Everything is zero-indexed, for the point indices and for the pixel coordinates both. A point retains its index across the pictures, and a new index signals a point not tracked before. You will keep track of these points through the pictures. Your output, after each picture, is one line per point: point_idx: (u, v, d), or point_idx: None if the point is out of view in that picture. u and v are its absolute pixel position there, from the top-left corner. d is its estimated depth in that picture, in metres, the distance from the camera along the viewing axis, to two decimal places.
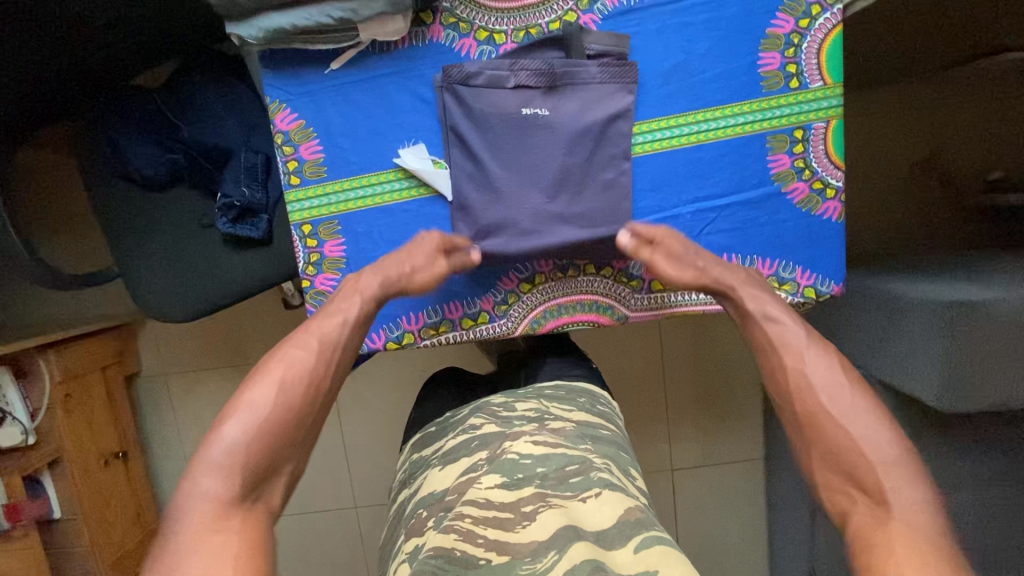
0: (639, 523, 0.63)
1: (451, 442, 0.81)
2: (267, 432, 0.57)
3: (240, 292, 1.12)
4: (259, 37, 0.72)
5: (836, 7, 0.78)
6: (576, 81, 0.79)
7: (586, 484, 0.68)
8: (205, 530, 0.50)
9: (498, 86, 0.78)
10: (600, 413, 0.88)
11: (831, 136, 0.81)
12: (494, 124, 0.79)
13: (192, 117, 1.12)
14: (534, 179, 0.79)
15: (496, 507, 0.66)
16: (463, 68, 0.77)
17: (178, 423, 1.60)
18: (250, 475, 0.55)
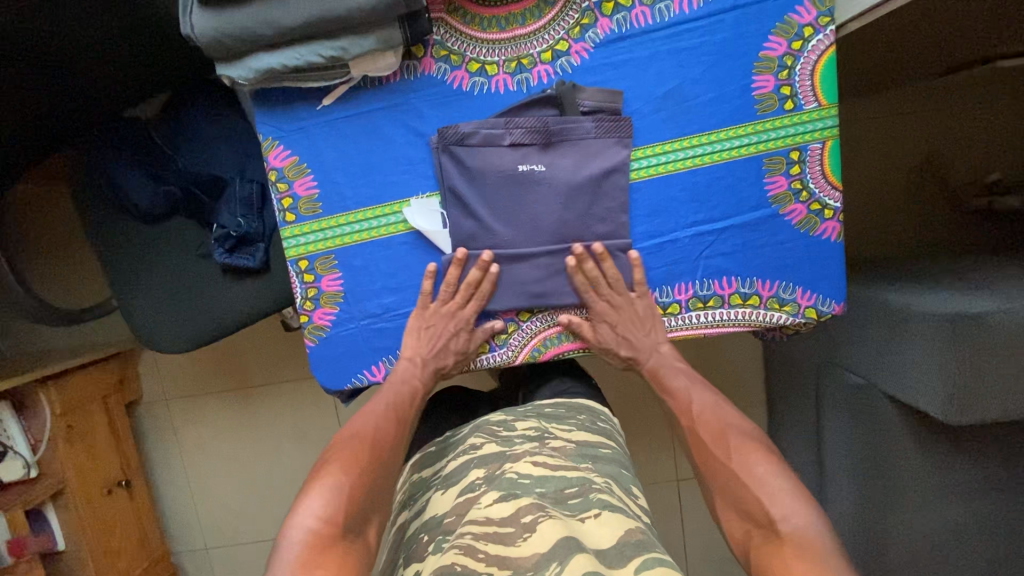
0: (640, 544, 0.61)
1: (450, 465, 0.80)
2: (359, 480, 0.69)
3: (239, 321, 1.12)
4: (251, 77, 0.72)
5: (829, 28, 0.77)
6: (571, 137, 0.80)
7: (585, 505, 0.67)
8: (310, 556, 0.60)
9: (492, 148, 0.79)
10: (601, 430, 0.88)
11: (827, 157, 0.80)
12: (491, 180, 0.80)
13: (188, 149, 1.13)
14: (532, 233, 0.81)
15: (495, 522, 0.64)
16: (459, 130, 0.78)
17: (181, 448, 1.60)
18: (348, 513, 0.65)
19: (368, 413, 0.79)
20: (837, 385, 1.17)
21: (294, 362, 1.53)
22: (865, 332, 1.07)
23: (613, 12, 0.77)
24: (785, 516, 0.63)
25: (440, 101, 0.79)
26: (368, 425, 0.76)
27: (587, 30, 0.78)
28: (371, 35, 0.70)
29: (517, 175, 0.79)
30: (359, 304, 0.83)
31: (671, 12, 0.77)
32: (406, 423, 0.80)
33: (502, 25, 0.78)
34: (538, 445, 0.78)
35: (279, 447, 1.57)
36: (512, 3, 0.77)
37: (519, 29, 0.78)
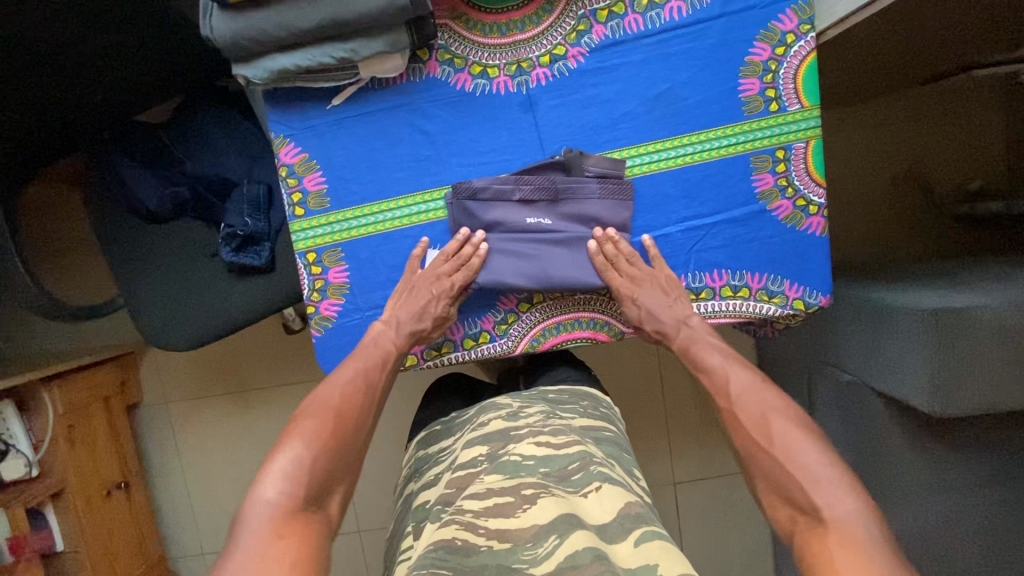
0: (639, 517, 0.63)
1: (458, 442, 0.83)
2: (325, 452, 0.68)
3: (245, 318, 1.15)
4: (265, 77, 0.76)
5: (810, 35, 0.82)
6: (577, 196, 0.84)
7: (586, 479, 0.69)
8: (272, 535, 0.58)
9: (502, 202, 0.84)
10: (603, 415, 0.91)
11: (811, 156, 0.85)
12: (501, 233, 0.85)
13: (196, 153, 1.17)
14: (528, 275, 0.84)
15: (497, 494, 0.67)
16: (472, 185, 0.83)
17: (180, 451, 1.61)
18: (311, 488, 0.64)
19: (336, 386, 0.76)
20: (830, 384, 1.20)
21: (295, 366, 1.55)
22: (853, 330, 1.11)
23: (608, 20, 0.82)
24: (833, 503, 0.59)
25: (445, 102, 0.83)
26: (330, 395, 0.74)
27: (583, 36, 0.82)
28: (380, 38, 0.74)
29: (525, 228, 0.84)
30: (365, 296, 0.87)
31: (662, 19, 0.82)
32: (373, 392, 0.79)
33: (503, 31, 0.82)
34: (543, 425, 0.81)
35: None
36: (513, 10, 0.81)
37: (519, 35, 0.82)
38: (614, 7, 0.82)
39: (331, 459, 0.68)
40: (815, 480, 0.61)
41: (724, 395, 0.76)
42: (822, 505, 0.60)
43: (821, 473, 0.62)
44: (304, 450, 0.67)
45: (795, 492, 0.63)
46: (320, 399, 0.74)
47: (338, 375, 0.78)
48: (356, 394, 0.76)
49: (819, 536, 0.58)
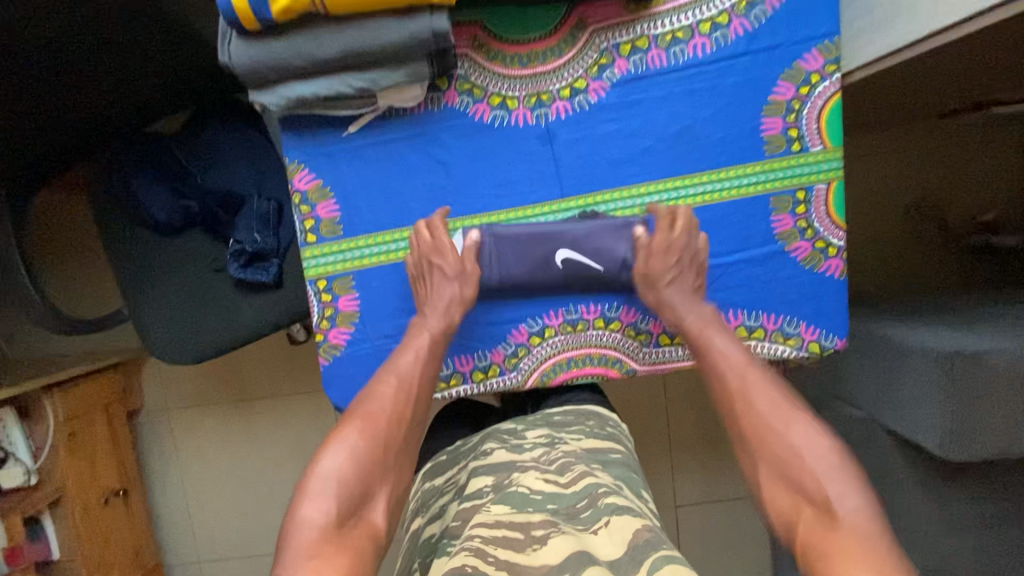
0: (648, 545, 0.61)
1: (464, 474, 0.82)
2: (360, 462, 0.67)
3: (252, 332, 1.15)
4: (282, 104, 0.75)
5: (835, 75, 0.81)
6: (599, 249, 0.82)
7: (594, 515, 0.67)
8: (307, 554, 0.59)
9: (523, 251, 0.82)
10: (611, 435, 0.89)
11: (831, 198, 0.83)
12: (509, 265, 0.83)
13: (206, 165, 1.16)
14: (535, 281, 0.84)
15: (505, 527, 0.65)
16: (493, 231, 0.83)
17: (180, 459, 1.60)
18: (347, 502, 0.64)
19: (380, 387, 0.74)
20: (839, 418, 1.19)
21: (297, 376, 1.54)
22: (864, 365, 1.09)
23: (630, 54, 0.81)
24: (842, 497, 0.62)
25: (463, 133, 0.82)
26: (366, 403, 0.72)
27: (605, 69, 0.81)
28: (400, 69, 0.73)
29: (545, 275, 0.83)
30: (375, 325, 0.86)
31: (685, 55, 0.81)
32: (413, 389, 0.76)
33: (524, 63, 0.81)
34: (548, 457, 0.79)
35: (279, 459, 1.57)
36: (535, 41, 0.80)
37: (540, 67, 0.81)
38: (637, 41, 0.80)
39: (373, 474, 0.68)
40: (827, 473, 0.64)
41: (736, 374, 0.74)
42: (836, 500, 0.62)
43: (836, 466, 0.65)
44: (340, 463, 0.66)
45: (808, 485, 0.65)
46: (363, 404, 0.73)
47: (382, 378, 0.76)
48: (400, 399, 0.74)
49: (830, 534, 0.59)
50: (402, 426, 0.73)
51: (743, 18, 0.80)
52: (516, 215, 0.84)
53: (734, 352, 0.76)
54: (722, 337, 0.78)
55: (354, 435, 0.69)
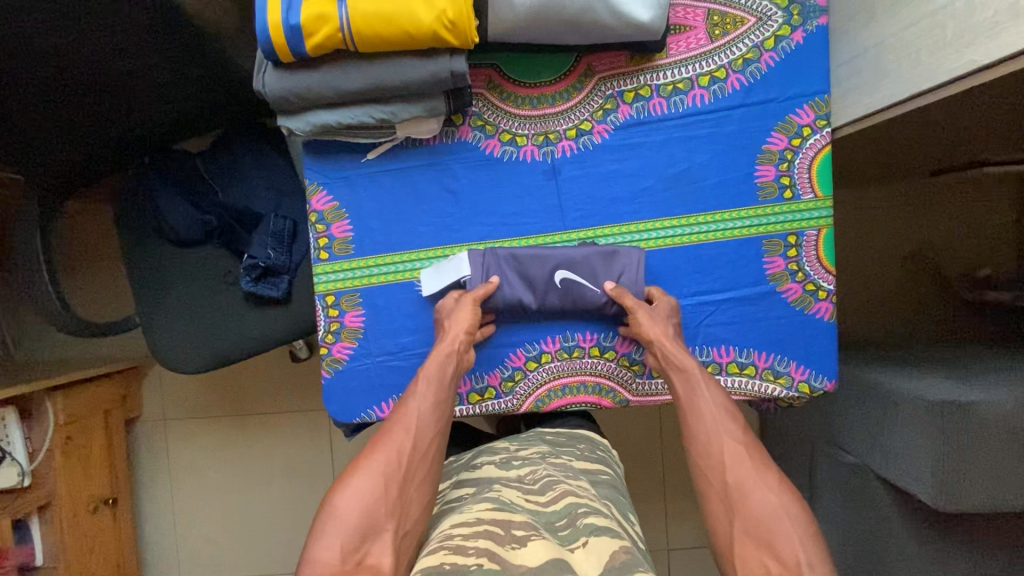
0: (624, 568, 0.60)
1: (453, 484, 0.83)
2: (364, 502, 0.67)
3: (258, 345, 1.18)
4: (307, 129, 0.81)
5: (825, 130, 0.86)
6: (602, 266, 0.86)
7: (573, 535, 0.66)
8: None
9: (523, 269, 0.86)
10: (600, 458, 0.90)
11: (822, 244, 0.87)
12: (515, 285, 0.86)
13: (229, 183, 1.22)
14: (543, 296, 0.86)
15: (487, 523, 0.66)
16: (496, 252, 0.86)
17: (172, 470, 1.60)
18: (353, 538, 0.65)
19: (395, 428, 0.75)
20: (831, 464, 1.19)
21: (296, 393, 1.56)
22: (857, 411, 1.10)
23: (633, 101, 0.86)
24: (813, 563, 0.61)
25: (474, 165, 0.87)
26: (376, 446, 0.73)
27: (609, 114, 0.87)
28: (418, 104, 0.79)
29: (545, 295, 0.86)
30: (378, 342, 0.89)
31: (685, 104, 0.86)
32: (423, 433, 0.76)
33: (534, 104, 0.87)
34: (534, 475, 0.80)
35: (271, 475, 1.58)
36: (545, 85, 0.86)
37: (549, 109, 0.87)
38: (641, 90, 0.86)
39: (381, 511, 0.67)
40: (803, 539, 0.64)
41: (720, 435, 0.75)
42: (806, 565, 0.61)
43: (805, 527, 0.64)
44: (345, 501, 0.67)
45: (779, 545, 0.64)
46: (378, 443, 0.74)
47: (398, 419, 0.76)
48: (413, 441, 0.74)
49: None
50: (416, 465, 0.73)
51: (739, 74, 0.86)
52: (519, 243, 0.88)
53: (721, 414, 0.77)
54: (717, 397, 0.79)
55: (362, 478, 0.70)
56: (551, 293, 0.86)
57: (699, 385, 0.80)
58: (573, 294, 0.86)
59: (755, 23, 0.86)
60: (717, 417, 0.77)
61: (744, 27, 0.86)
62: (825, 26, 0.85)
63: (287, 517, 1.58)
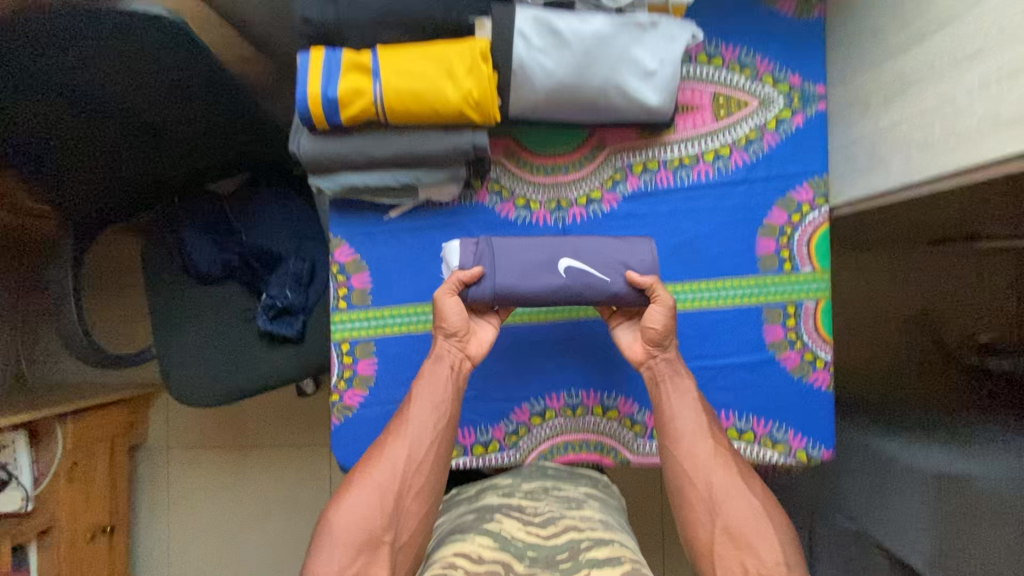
0: None
1: (454, 514, 0.88)
2: (364, 514, 0.76)
3: (269, 383, 1.22)
4: (335, 189, 0.86)
5: (823, 207, 0.91)
6: (604, 254, 0.83)
7: (575, 567, 0.71)
8: None
9: (522, 257, 0.82)
10: (601, 490, 0.93)
11: (819, 315, 0.91)
12: (513, 271, 0.82)
13: (253, 225, 1.27)
14: (541, 283, 0.82)
15: (490, 562, 0.71)
16: (491, 242, 0.83)
17: (171, 499, 1.61)
18: (355, 548, 0.74)
19: (390, 443, 0.80)
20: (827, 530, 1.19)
21: (298, 427, 1.58)
22: (854, 478, 1.11)
23: (642, 173, 0.92)
24: None
25: (489, 226, 0.92)
26: (376, 456, 0.79)
27: (618, 184, 0.92)
28: (441, 171, 0.85)
29: (544, 280, 0.82)
30: (389, 391, 0.92)
31: (690, 178, 0.92)
32: (421, 442, 0.80)
33: (548, 171, 0.92)
34: (535, 506, 0.83)
35: (268, 509, 1.58)
36: (560, 155, 0.92)
37: (562, 177, 0.92)
38: (649, 163, 0.92)
39: (378, 525, 0.76)
40: (778, 542, 0.75)
41: (708, 467, 0.79)
42: (783, 563, 0.74)
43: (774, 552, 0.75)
44: (346, 514, 0.76)
45: (757, 546, 0.75)
46: (373, 457, 0.80)
47: (393, 432, 0.81)
48: (409, 455, 0.79)
49: None
50: (412, 479, 0.79)
51: (742, 152, 0.91)
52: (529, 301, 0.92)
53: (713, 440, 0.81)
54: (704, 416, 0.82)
55: (360, 491, 0.77)
56: (550, 279, 0.82)
57: (688, 403, 0.82)
58: (573, 282, 0.82)
59: (756, 106, 0.91)
60: (705, 438, 0.81)
61: (746, 110, 0.92)
62: (822, 112, 0.91)
63: (281, 553, 1.57)
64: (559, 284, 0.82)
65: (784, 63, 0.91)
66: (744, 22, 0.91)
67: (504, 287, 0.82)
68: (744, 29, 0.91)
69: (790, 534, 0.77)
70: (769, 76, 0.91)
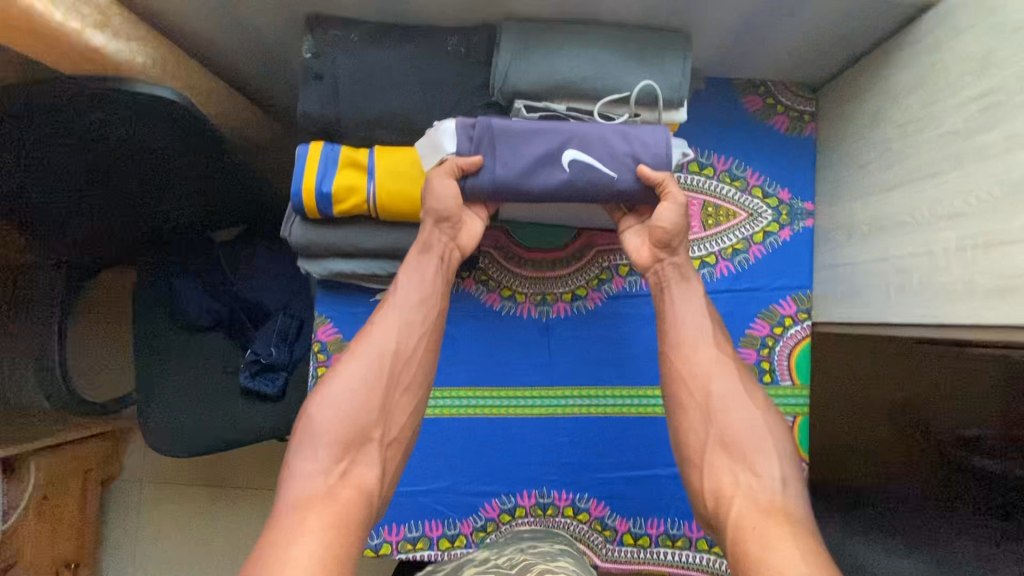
0: None
1: None
2: (349, 407, 0.73)
3: (246, 438, 1.21)
4: (322, 273, 0.87)
5: (805, 322, 0.91)
6: (613, 144, 0.76)
7: None
8: (296, 500, 0.66)
9: (522, 141, 0.76)
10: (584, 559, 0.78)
11: (796, 431, 0.91)
12: (514, 159, 0.76)
13: (244, 276, 1.27)
14: (544, 176, 0.76)
15: None
16: (489, 124, 0.76)
17: (140, 536, 1.58)
18: (341, 445, 0.71)
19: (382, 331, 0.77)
20: None
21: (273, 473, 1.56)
22: None
23: (628, 274, 0.93)
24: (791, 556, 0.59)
25: (474, 315, 0.93)
26: (365, 342, 0.77)
27: (604, 283, 0.93)
28: None
29: (546, 173, 0.76)
30: None
31: None
32: (412, 324, 0.79)
33: (535, 266, 0.93)
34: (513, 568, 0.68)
35: (235, 556, 1.55)
36: (549, 251, 0.93)
37: (549, 272, 0.93)
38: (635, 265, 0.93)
39: (366, 420, 0.74)
40: (779, 457, 0.71)
41: (702, 375, 0.77)
42: (778, 479, 0.69)
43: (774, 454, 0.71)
44: (332, 404, 0.73)
45: (755, 460, 0.71)
46: (361, 348, 0.77)
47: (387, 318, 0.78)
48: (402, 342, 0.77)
49: None
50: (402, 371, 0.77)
51: (728, 261, 0.92)
52: (507, 394, 0.92)
53: (709, 346, 0.78)
54: (697, 320, 0.80)
55: (345, 378, 0.75)
56: (555, 167, 0.76)
57: (686, 309, 0.80)
58: (578, 176, 0.77)
59: (745, 217, 0.93)
60: (702, 338, 0.79)
61: (735, 220, 0.93)
62: (809, 228, 0.93)
63: None
64: (564, 174, 0.76)
65: (773, 177, 0.93)
66: (736, 135, 0.93)
67: (504, 177, 0.77)
68: (735, 142, 0.93)
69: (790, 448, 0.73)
70: (759, 188, 0.93)
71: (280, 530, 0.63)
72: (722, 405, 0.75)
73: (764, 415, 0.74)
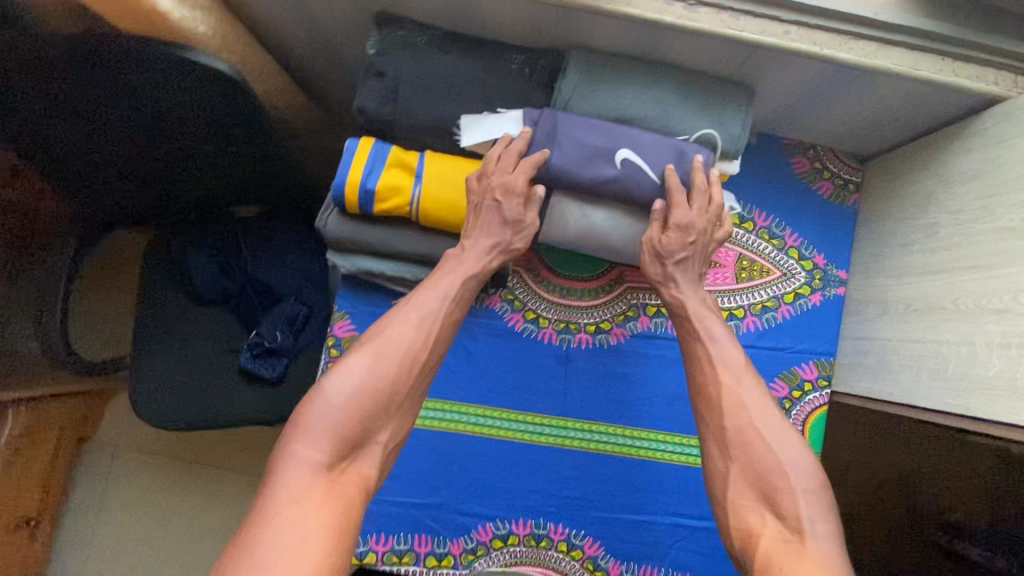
0: None
1: None
2: (361, 403, 0.70)
3: (237, 419, 1.18)
4: (351, 268, 0.85)
5: (824, 389, 0.91)
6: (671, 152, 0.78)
7: None
8: (291, 495, 0.63)
9: (577, 137, 0.77)
10: None
11: None
12: (573, 149, 0.77)
13: (259, 255, 1.23)
14: (600, 169, 0.77)
15: None
16: (556, 114, 0.78)
17: (105, 504, 1.50)
18: (345, 443, 0.68)
19: (397, 325, 0.74)
20: None
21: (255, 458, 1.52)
22: None
23: (654, 315, 0.92)
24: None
25: (495, 333, 0.92)
26: (392, 338, 0.73)
27: (629, 320, 0.92)
28: None
29: (602, 166, 0.77)
30: None
31: None
32: (437, 325, 0.76)
33: (563, 293, 0.92)
34: None
35: (201, 538, 1.50)
36: (579, 279, 0.92)
37: (577, 301, 0.92)
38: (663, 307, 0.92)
39: (370, 417, 0.70)
40: (810, 496, 0.67)
41: (737, 405, 0.73)
42: (806, 521, 0.65)
43: (809, 492, 0.67)
44: (343, 394, 0.69)
45: (780, 500, 0.67)
46: (378, 339, 0.74)
47: (401, 314, 0.75)
48: (418, 338, 0.75)
49: None
50: (411, 368, 0.74)
51: (756, 317, 0.91)
52: (516, 417, 0.90)
53: (745, 381, 0.75)
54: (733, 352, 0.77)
55: (359, 369, 0.71)
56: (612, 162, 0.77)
57: (721, 341, 0.78)
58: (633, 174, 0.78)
59: (778, 277, 0.92)
60: (738, 368, 0.75)
61: (768, 278, 0.92)
62: (841, 296, 0.92)
63: None
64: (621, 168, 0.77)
65: (812, 241, 0.93)
66: (780, 195, 0.93)
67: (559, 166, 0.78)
68: (779, 201, 0.93)
69: (831, 495, 0.68)
70: (795, 250, 0.93)
71: (268, 527, 0.60)
72: (758, 439, 0.71)
73: (807, 458, 0.69)
